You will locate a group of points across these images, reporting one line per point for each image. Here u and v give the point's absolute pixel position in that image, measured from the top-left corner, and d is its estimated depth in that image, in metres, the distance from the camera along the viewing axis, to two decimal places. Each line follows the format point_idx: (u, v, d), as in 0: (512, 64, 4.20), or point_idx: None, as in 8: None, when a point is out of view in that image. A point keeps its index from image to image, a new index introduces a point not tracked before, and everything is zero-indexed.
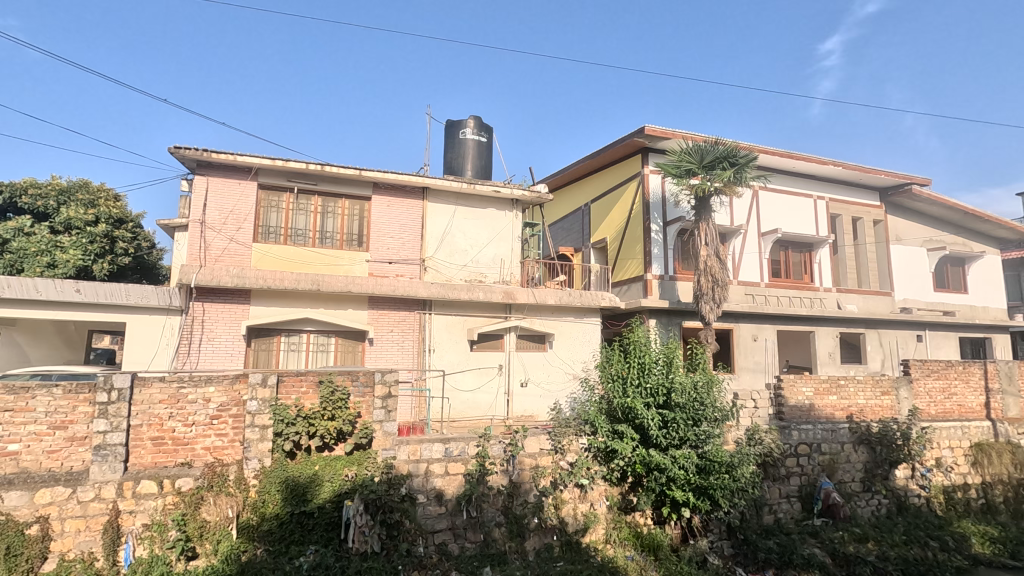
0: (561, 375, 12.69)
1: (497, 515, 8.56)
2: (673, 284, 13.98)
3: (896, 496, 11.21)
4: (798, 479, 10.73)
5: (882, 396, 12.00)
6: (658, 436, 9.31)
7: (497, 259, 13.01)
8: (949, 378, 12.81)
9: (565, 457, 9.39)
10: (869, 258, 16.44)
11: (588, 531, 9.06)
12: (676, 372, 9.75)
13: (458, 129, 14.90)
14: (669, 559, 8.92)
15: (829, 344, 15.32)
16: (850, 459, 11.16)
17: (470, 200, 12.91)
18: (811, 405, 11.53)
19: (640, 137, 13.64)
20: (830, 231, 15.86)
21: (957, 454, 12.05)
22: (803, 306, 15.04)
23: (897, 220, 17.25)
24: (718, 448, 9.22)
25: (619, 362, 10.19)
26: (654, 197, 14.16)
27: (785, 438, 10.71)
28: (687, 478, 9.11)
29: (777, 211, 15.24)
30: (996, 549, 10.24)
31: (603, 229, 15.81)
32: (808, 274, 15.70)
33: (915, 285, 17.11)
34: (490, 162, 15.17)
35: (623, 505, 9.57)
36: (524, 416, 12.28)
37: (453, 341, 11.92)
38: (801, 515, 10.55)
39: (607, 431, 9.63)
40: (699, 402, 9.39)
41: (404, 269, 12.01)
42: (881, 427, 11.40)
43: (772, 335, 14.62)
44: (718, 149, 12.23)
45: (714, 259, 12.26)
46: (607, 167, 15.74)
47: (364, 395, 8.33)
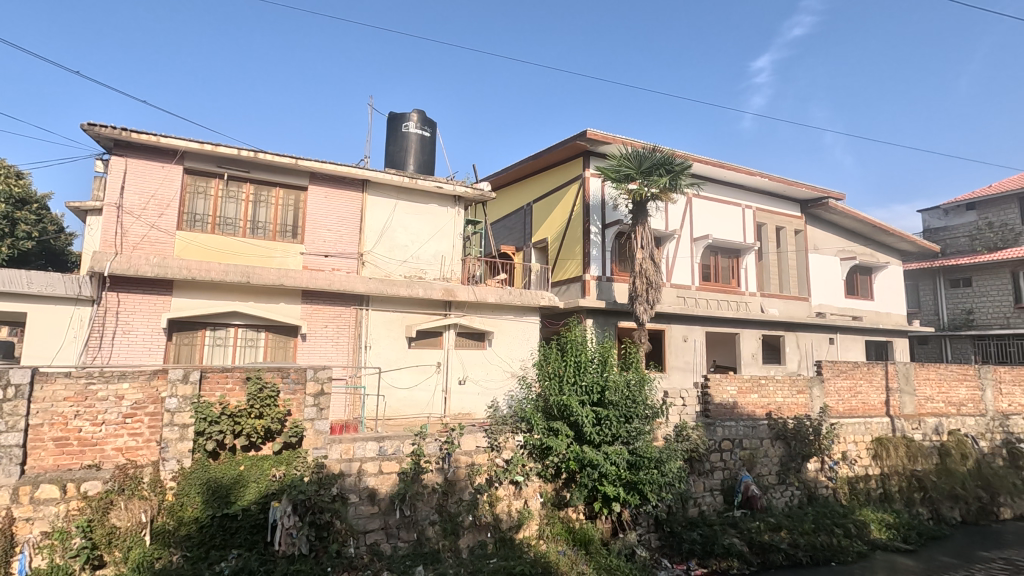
0: (499, 373, 12.75)
1: (432, 513, 8.50)
2: (609, 285, 14.39)
3: (807, 487, 12.05)
4: (721, 473, 11.31)
5: (798, 394, 12.79)
6: (592, 432, 9.54)
7: (438, 256, 12.90)
8: (856, 377, 13.79)
9: (501, 455, 9.49)
10: (790, 265, 17.56)
11: (522, 528, 9.17)
12: (610, 371, 10.07)
13: (401, 122, 14.65)
14: (599, 553, 9.11)
15: (752, 346, 16.24)
16: (768, 453, 11.91)
17: (412, 194, 12.72)
18: (735, 402, 12.12)
19: (582, 141, 13.91)
20: (756, 239, 16.79)
21: (860, 448, 13.12)
22: (730, 309, 15.86)
23: (815, 230, 18.47)
24: (648, 445, 9.63)
25: (555, 360, 10.35)
26: (594, 200, 14.49)
27: (710, 435, 11.26)
28: (619, 473, 9.40)
29: (708, 218, 15.99)
30: (891, 534, 11.28)
31: (544, 229, 16.02)
32: (735, 278, 16.56)
33: (829, 291, 18.41)
34: (433, 158, 15.00)
35: (557, 501, 9.75)
36: (461, 415, 12.21)
37: (391, 337, 11.70)
38: (723, 507, 11.11)
39: (543, 428, 9.78)
40: (632, 399, 9.75)
41: (341, 264, 11.68)
42: (795, 423, 12.23)
43: (701, 335, 15.31)
44: (655, 156, 12.63)
45: (649, 262, 12.71)
46: (550, 168, 15.94)
47: (295, 392, 8.04)
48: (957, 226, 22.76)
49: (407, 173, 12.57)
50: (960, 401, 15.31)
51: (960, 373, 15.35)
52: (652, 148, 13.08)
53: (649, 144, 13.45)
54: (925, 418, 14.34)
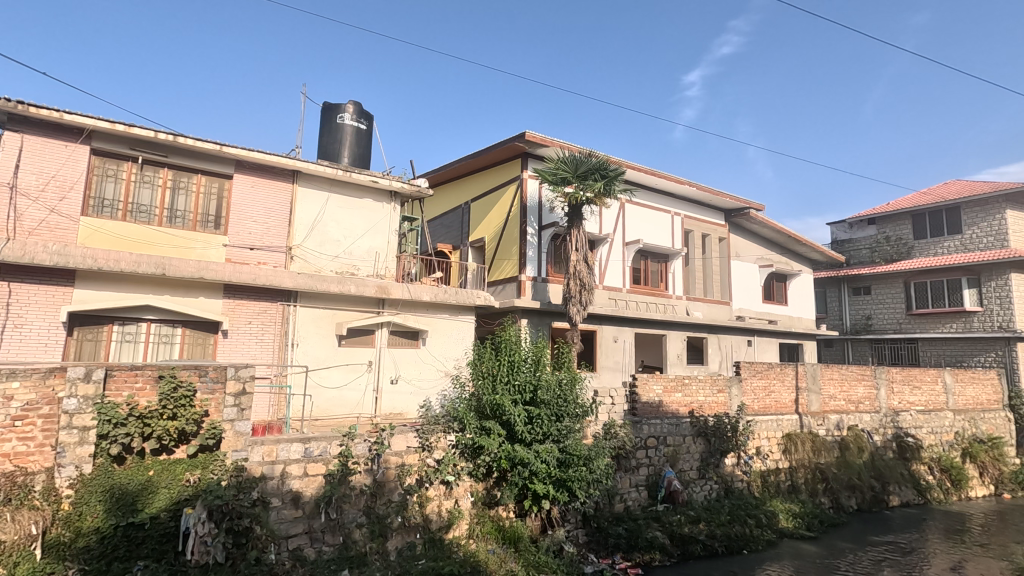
0: (433, 372, 12.60)
1: (359, 515, 8.30)
2: (544, 286, 14.60)
3: (725, 481, 12.75)
4: (646, 470, 11.75)
5: (718, 393, 13.47)
6: (523, 431, 9.63)
7: (371, 252, 12.60)
8: (770, 377, 14.67)
9: (432, 454, 9.41)
10: (714, 271, 18.49)
11: (451, 528, 9.13)
12: (542, 371, 10.23)
13: (336, 113, 14.19)
14: (528, 550, 9.19)
15: (678, 347, 17.01)
16: (690, 449, 12.50)
17: (346, 188, 12.35)
18: (660, 401, 12.62)
19: (520, 142, 14.03)
20: (683, 245, 17.57)
21: (772, 443, 14.03)
22: (658, 312, 16.50)
23: (737, 239, 19.56)
24: (577, 443, 9.85)
25: (489, 360, 10.39)
26: (531, 201, 14.65)
27: (636, 433, 11.70)
28: (549, 471, 9.55)
29: (640, 223, 16.56)
30: (797, 523, 12.16)
31: (481, 229, 16.02)
32: (663, 282, 17.24)
33: (748, 296, 19.55)
34: (369, 151, 14.64)
35: (487, 500, 9.79)
36: (393, 414, 11.96)
37: (320, 335, 11.31)
38: (647, 501, 11.54)
39: (475, 427, 9.78)
40: (563, 398, 9.95)
41: (268, 257, 11.17)
42: (715, 421, 12.92)
43: (630, 336, 15.84)
44: (591, 161, 12.91)
45: (582, 264, 13.00)
46: (488, 167, 15.95)
47: (213, 391, 7.59)
48: (860, 238, 24.80)
49: (341, 165, 12.18)
50: (859, 399, 16.59)
51: (858, 373, 16.63)
52: (588, 152, 13.36)
53: (585, 149, 13.74)
54: (829, 415, 15.48)
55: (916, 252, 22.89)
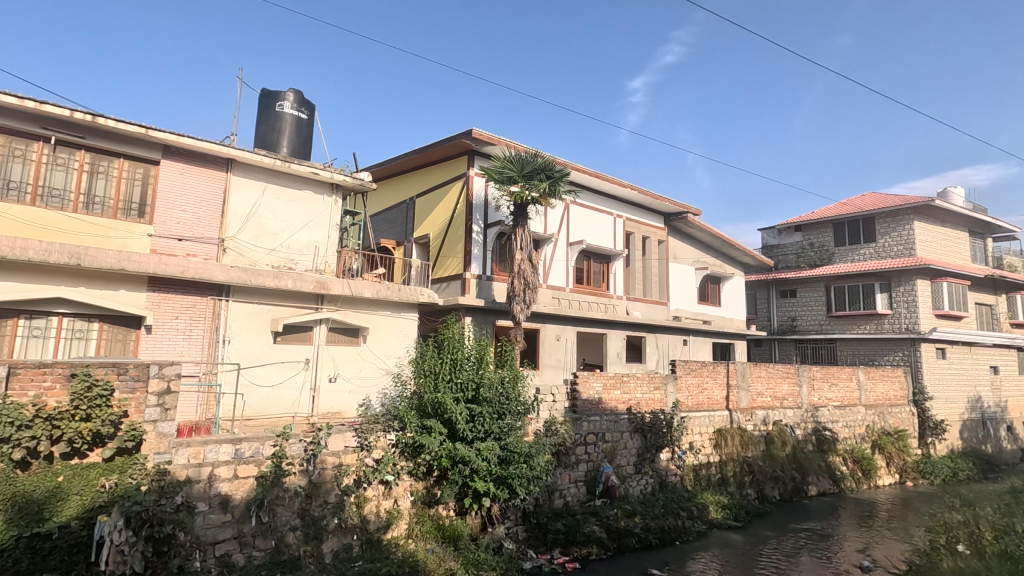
0: (373, 370, 12.32)
1: (293, 518, 8.03)
2: (489, 284, 14.61)
3: (659, 475, 13.22)
4: (585, 465, 12.00)
5: (654, 390, 13.94)
6: (465, 429, 9.61)
7: (310, 245, 12.19)
8: (703, 375, 15.26)
9: (371, 454, 9.22)
10: (652, 272, 19.10)
11: (390, 528, 9.01)
12: (486, 369, 10.24)
13: (275, 101, 13.62)
14: (467, 548, 9.18)
15: (618, 345, 17.48)
16: (627, 445, 12.88)
17: (284, 178, 11.88)
18: (600, 398, 12.93)
19: (466, 139, 13.96)
20: (624, 246, 18.04)
21: (704, 438, 14.64)
22: (600, 311, 16.88)
23: (675, 242, 20.29)
24: (519, 440, 9.91)
25: (432, 358, 10.30)
26: (477, 199, 14.61)
27: (576, 429, 11.94)
28: (489, 469, 9.56)
29: (583, 224, 16.87)
30: (726, 514, 12.78)
31: (426, 225, 15.84)
32: (605, 282, 17.64)
33: (685, 297, 20.32)
34: (310, 142, 14.15)
35: (427, 499, 9.71)
36: (331, 413, 11.62)
37: (254, 331, 10.83)
38: (585, 496, 11.81)
39: (416, 426, 9.67)
40: (505, 396, 10.00)
41: (198, 249, 10.58)
42: (652, 417, 13.35)
43: (572, 335, 16.12)
44: (537, 161, 13.02)
45: (527, 263, 13.10)
46: (434, 163, 15.79)
47: (134, 390, 7.12)
48: (787, 244, 26.32)
49: (279, 155, 11.71)
50: (784, 395, 17.55)
51: (784, 371, 17.61)
52: (534, 152, 13.47)
53: (531, 149, 13.84)
54: (756, 411, 16.30)
55: (836, 258, 24.54)
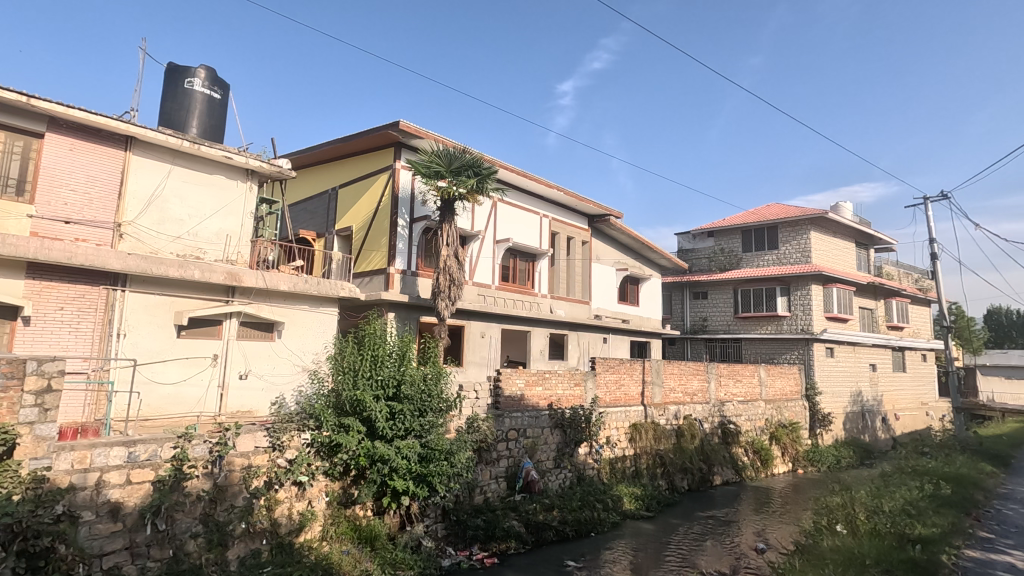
0: (288, 367, 11.72)
1: (194, 524, 7.52)
2: (413, 280, 14.38)
3: (577, 469, 13.61)
4: (506, 461, 12.14)
5: (575, 387, 14.29)
6: (384, 427, 9.41)
7: (221, 234, 11.43)
8: (621, 372, 15.83)
9: (284, 454, 8.82)
10: (576, 272, 19.60)
11: (303, 531, 8.65)
12: (408, 365, 10.07)
13: (184, 77, 12.65)
14: (384, 548, 8.99)
15: (541, 342, 17.80)
16: (547, 441, 13.16)
17: (192, 161, 11.06)
18: (522, 395, 13.09)
19: (393, 131, 13.64)
20: (549, 246, 18.37)
21: (620, 432, 15.22)
22: (524, 309, 17.10)
23: (598, 243, 20.93)
24: (440, 437, 9.81)
25: (351, 354, 9.97)
26: (403, 192, 14.31)
27: (498, 426, 12.05)
28: (409, 467, 9.42)
29: (510, 222, 16.99)
30: (639, 505, 13.38)
31: (349, 217, 15.34)
32: (530, 280, 17.89)
33: (606, 296, 21.01)
34: (223, 123, 13.25)
35: (344, 499, 9.43)
36: (240, 412, 10.96)
37: (154, 325, 10.01)
38: (506, 492, 11.94)
39: (333, 424, 9.36)
40: (426, 393, 9.88)
41: (89, 233, 9.62)
42: (572, 413, 13.72)
43: (497, 332, 16.20)
44: (465, 157, 12.95)
45: (453, 260, 13.01)
46: (358, 154, 15.29)
47: (5, 390, 6.26)
48: (701, 249, 27.90)
49: (187, 136, 10.89)
50: (694, 391, 18.56)
51: (695, 368, 18.60)
52: (462, 148, 13.38)
53: (460, 145, 13.75)
54: (669, 406, 17.11)
55: (744, 263, 26.34)
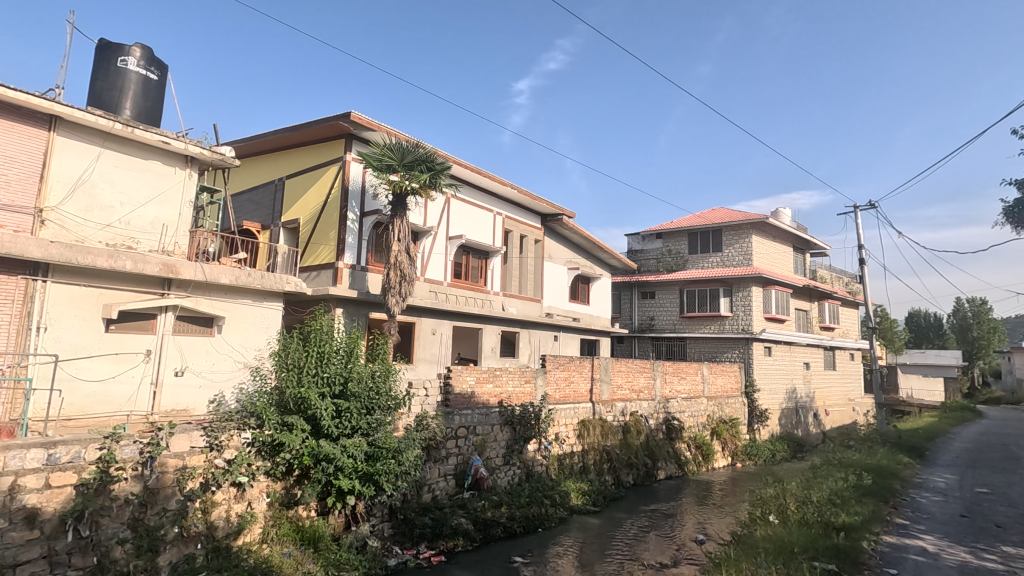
0: (229, 364, 11.21)
1: (121, 530, 7.11)
2: (363, 275, 14.08)
3: (526, 466, 13.72)
4: (455, 459, 12.10)
5: (525, 384, 14.38)
6: (329, 426, 9.18)
7: (156, 223, 10.82)
8: (571, 369, 16.04)
9: (222, 455, 8.49)
10: (528, 270, 19.72)
11: (241, 534, 8.33)
12: (355, 363, 9.85)
13: (117, 55, 11.89)
14: (328, 549, 8.77)
15: (492, 340, 17.82)
16: (496, 438, 13.20)
17: (125, 144, 10.42)
18: (472, 392, 13.06)
19: (344, 122, 13.29)
20: (502, 243, 18.40)
21: (569, 429, 15.45)
22: (476, 306, 17.07)
23: (550, 242, 21.14)
24: (387, 435, 9.65)
25: (296, 351, 9.66)
26: (354, 185, 13.98)
27: (448, 423, 12.01)
28: (355, 466, 9.23)
29: (463, 219, 16.90)
30: (586, 500, 13.63)
31: (296, 209, 14.86)
32: (482, 277, 17.86)
33: (557, 295, 21.24)
34: (160, 106, 12.53)
35: (286, 500, 9.16)
36: (175, 411, 10.41)
37: (80, 318, 9.39)
38: (454, 490, 11.89)
39: (275, 422, 9.07)
40: (374, 391, 9.67)
41: (6, 219, 8.90)
42: (521, 410, 13.84)
43: (448, 329, 16.10)
44: (418, 151, 12.76)
45: (404, 255, 12.81)
46: (307, 144, 14.82)
47: None
48: (649, 250, 28.65)
49: (120, 117, 10.25)
50: (641, 388, 19.04)
51: (642, 366, 19.07)
52: (416, 142, 13.18)
53: (413, 139, 13.54)
54: (616, 403, 17.48)
55: (690, 264, 27.24)
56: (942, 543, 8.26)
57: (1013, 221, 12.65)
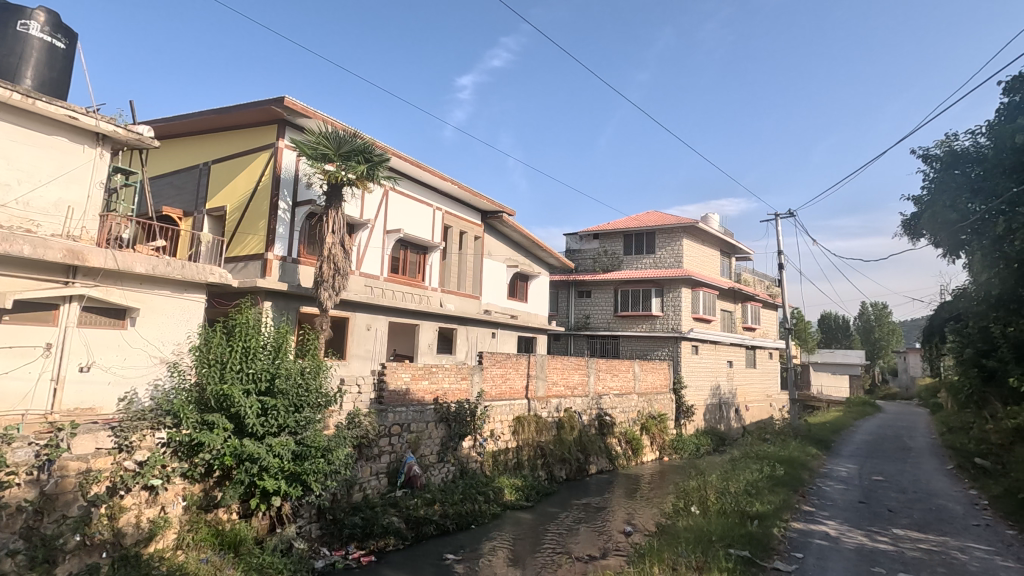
0: (143, 358, 10.48)
1: (12, 541, 6.44)
2: (294, 267, 13.54)
3: (460, 463, 13.68)
4: (387, 457, 11.89)
5: (461, 380, 14.32)
6: (254, 424, 8.76)
7: (60, 205, 9.90)
8: (507, 366, 16.13)
9: (132, 456, 7.96)
10: (467, 266, 19.65)
11: (153, 540, 7.79)
12: (284, 358, 9.44)
13: (17, 18, 10.78)
14: (250, 553, 8.36)
15: (429, 336, 17.64)
16: (431, 435, 13.08)
17: (26, 117, 9.50)
18: (407, 389, 12.87)
19: (277, 107, 12.70)
20: (441, 239, 18.22)
21: (504, 425, 15.55)
22: (413, 302, 16.83)
23: (490, 239, 21.15)
24: (317, 434, 9.32)
25: (218, 345, 9.15)
26: (286, 174, 13.40)
27: (381, 421, 11.79)
28: (281, 465, 8.85)
29: (401, 213, 16.60)
30: (519, 495, 13.77)
31: (222, 196, 14.08)
32: (420, 273, 17.62)
33: (495, 292, 21.30)
34: (67, 78, 11.49)
35: (205, 503, 8.70)
36: (79, 410, 9.59)
37: None
38: (386, 488, 11.68)
39: (194, 421, 8.56)
40: (304, 387, 9.31)
41: None
42: (457, 407, 13.79)
43: (383, 325, 15.79)
44: (355, 141, 12.38)
45: (338, 248, 12.42)
46: (235, 128, 14.05)
47: None
48: (587, 250, 29.29)
49: (19, 87, 9.33)
50: (575, 385, 19.43)
51: (576, 363, 19.46)
52: (353, 132, 12.79)
53: (350, 128, 13.13)
54: (551, 400, 17.75)
55: (624, 265, 28.07)
56: (842, 527, 8.97)
57: (910, 234, 13.94)
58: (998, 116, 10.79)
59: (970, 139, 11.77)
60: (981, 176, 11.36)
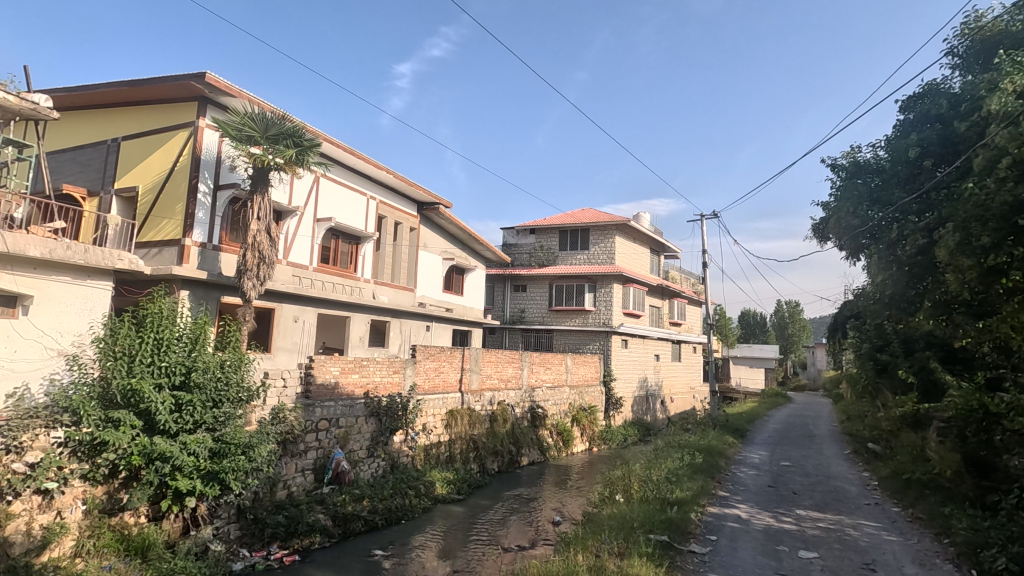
0: (37, 350, 9.61)
1: None
2: (215, 255, 12.77)
3: (391, 457, 13.47)
4: (314, 453, 11.51)
5: (393, 374, 14.07)
6: (166, 421, 8.21)
7: None
8: (441, 359, 16.02)
9: (22, 458, 7.33)
10: (401, 258, 19.30)
11: (47, 548, 7.13)
12: (202, 351, 8.88)
13: None
14: (160, 558, 7.83)
15: (361, 329, 17.22)
16: (361, 429, 12.78)
17: None
18: (336, 383, 12.49)
19: (197, 83, 11.87)
20: (375, 229, 17.76)
21: (436, 419, 15.43)
22: (344, 294, 16.35)
23: (425, 231, 20.85)
24: (237, 430, 8.84)
25: (127, 337, 8.49)
26: (207, 155, 12.58)
27: (308, 416, 11.40)
28: (196, 464, 8.34)
29: (333, 201, 16.03)
30: (450, 488, 13.76)
31: (134, 176, 13.04)
32: (352, 264, 17.12)
33: (431, 284, 21.05)
34: None
35: (109, 506, 8.08)
36: None
37: None
38: (312, 485, 11.32)
39: (97, 419, 7.91)
40: (223, 381, 8.83)
41: None
42: (388, 401, 13.54)
43: (312, 317, 15.22)
44: (284, 124, 11.80)
45: (264, 235, 11.83)
46: (149, 103, 13.02)
47: None
48: (523, 244, 29.56)
49: None
50: (509, 378, 19.57)
51: (510, 357, 19.60)
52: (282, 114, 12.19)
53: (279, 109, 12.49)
54: (484, 393, 17.81)
55: (559, 260, 28.55)
56: (752, 510, 9.61)
57: (819, 236, 15.01)
58: (895, 132, 11.80)
59: (871, 151, 12.82)
60: (879, 186, 12.42)
